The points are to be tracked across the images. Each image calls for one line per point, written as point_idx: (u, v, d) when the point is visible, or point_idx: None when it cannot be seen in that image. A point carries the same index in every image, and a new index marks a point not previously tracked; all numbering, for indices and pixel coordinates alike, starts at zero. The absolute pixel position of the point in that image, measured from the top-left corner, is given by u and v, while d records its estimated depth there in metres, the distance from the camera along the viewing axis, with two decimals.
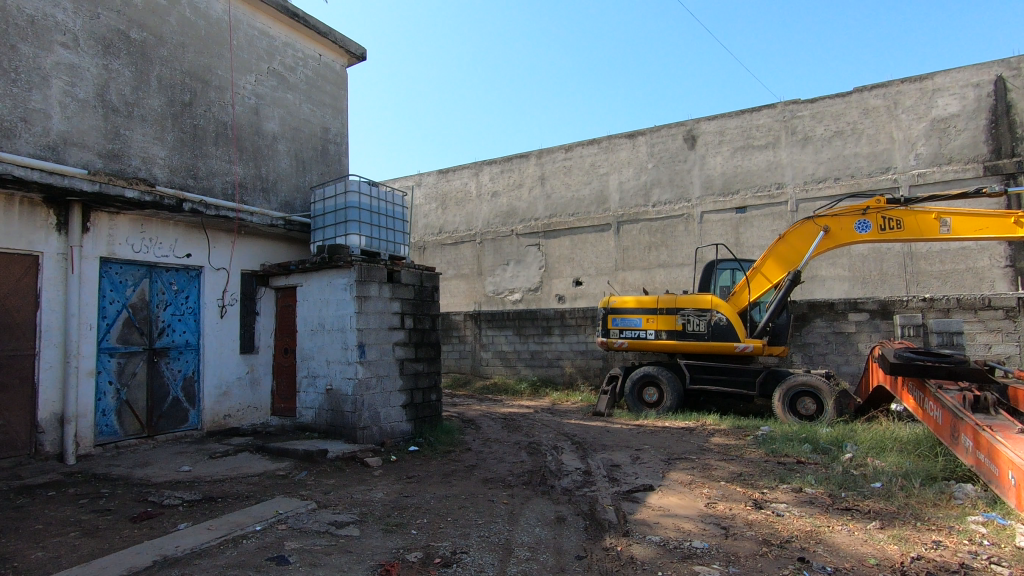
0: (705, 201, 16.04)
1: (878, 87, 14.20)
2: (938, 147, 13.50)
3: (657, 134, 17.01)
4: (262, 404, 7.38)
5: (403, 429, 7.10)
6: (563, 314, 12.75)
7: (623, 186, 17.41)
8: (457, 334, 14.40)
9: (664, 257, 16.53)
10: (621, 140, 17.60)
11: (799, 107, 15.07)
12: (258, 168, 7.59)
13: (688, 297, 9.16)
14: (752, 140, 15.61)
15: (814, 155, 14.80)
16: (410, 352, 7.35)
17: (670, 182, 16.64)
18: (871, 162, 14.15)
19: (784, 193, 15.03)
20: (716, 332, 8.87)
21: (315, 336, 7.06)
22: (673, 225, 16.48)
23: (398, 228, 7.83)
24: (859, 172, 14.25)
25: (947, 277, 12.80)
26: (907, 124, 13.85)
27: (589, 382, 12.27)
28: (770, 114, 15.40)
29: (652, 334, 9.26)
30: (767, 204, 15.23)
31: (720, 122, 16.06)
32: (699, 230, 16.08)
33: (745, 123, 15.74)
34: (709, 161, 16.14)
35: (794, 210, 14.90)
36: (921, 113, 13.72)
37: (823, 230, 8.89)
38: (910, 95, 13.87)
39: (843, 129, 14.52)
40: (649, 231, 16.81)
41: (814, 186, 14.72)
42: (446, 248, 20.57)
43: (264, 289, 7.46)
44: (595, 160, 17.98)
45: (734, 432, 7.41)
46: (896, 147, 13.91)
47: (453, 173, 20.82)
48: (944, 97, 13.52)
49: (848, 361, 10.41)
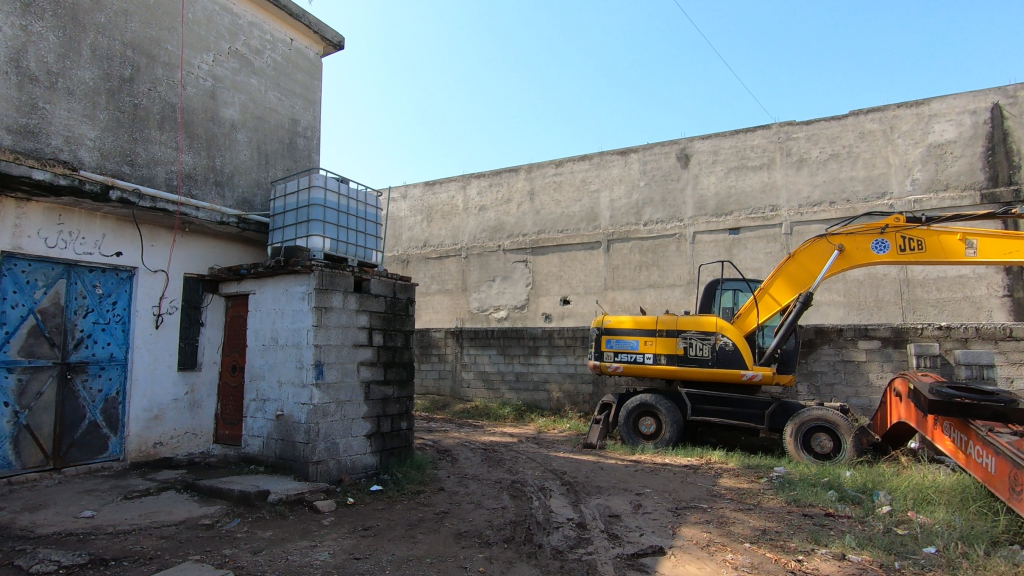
0: (698, 221, 15.40)
1: (874, 111, 13.74)
2: (935, 173, 13.02)
3: (650, 152, 16.37)
4: (203, 430, 6.35)
5: (366, 463, 6.11)
6: (551, 334, 11.88)
7: (615, 204, 16.70)
8: (437, 353, 13.40)
9: (655, 277, 15.80)
10: (613, 156, 16.93)
11: (794, 128, 14.53)
12: (211, 158, 6.68)
13: (690, 318, 8.33)
14: (747, 161, 15.01)
15: (809, 178, 14.25)
16: (378, 373, 6.39)
17: (662, 201, 15.98)
18: (867, 186, 13.63)
19: (779, 215, 14.44)
20: (721, 358, 8.03)
21: (266, 353, 6.08)
22: (665, 244, 15.79)
23: (371, 232, 6.90)
24: (855, 197, 13.71)
25: (946, 306, 12.18)
26: (904, 149, 13.37)
27: (577, 408, 11.35)
28: (765, 134, 14.83)
29: (650, 358, 8.39)
30: (762, 225, 14.61)
31: (715, 141, 15.48)
32: (691, 251, 15.41)
33: (739, 143, 15.15)
34: (703, 181, 15.52)
35: (789, 233, 14.29)
36: (918, 138, 13.25)
37: (838, 249, 8.17)
38: (907, 120, 13.40)
39: (838, 152, 13.99)
40: (640, 250, 16.10)
41: (809, 209, 14.15)
42: (430, 262, 19.63)
43: (212, 296, 6.50)
44: (586, 176, 17.27)
45: (744, 474, 6.52)
46: (893, 172, 13.42)
47: (439, 186, 19.97)
48: (941, 123, 13.08)
49: (858, 393, 9.63)
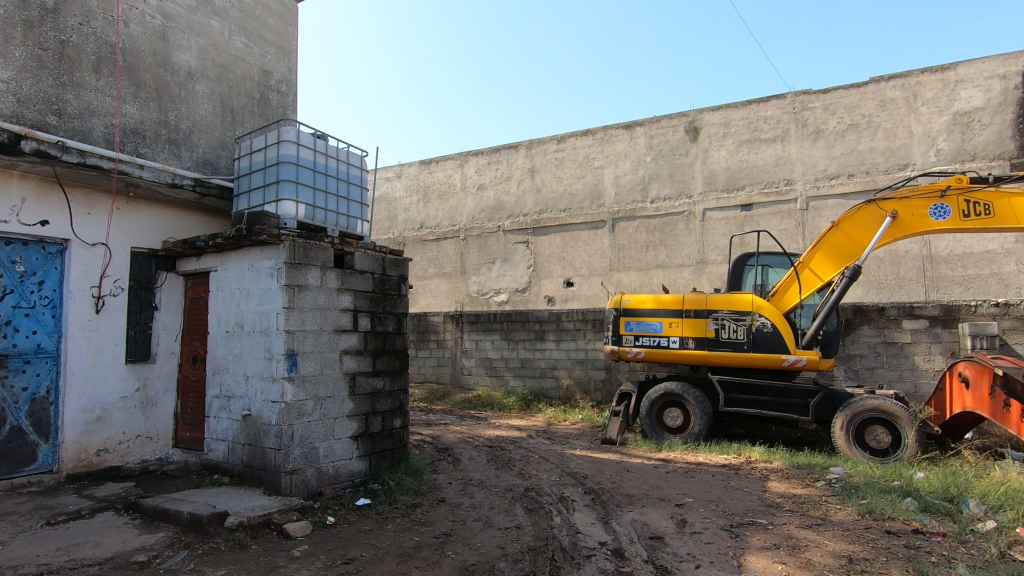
0: (708, 197, 14.36)
1: (896, 77, 12.63)
2: (961, 142, 11.99)
3: (657, 125, 15.23)
4: (161, 433, 5.38)
5: (353, 469, 5.17)
6: (559, 317, 10.91)
7: (620, 181, 15.61)
8: (435, 339, 12.42)
9: (663, 257, 14.80)
10: (618, 131, 15.77)
11: (810, 97, 13.41)
12: (162, 111, 5.63)
13: (721, 297, 7.33)
14: (759, 133, 13.91)
15: (827, 150, 13.18)
16: (364, 363, 5.41)
17: (670, 177, 14.91)
18: (888, 158, 12.58)
19: (794, 189, 13.41)
20: (758, 342, 7.04)
21: (231, 341, 5.09)
22: (673, 222, 14.77)
23: (355, 198, 5.87)
24: (875, 169, 12.67)
25: (972, 284, 11.17)
26: (928, 118, 12.30)
27: (589, 397, 10.41)
28: (779, 104, 13.70)
29: (676, 342, 7.43)
30: (775, 201, 13.60)
31: (726, 112, 14.35)
32: (701, 229, 14.40)
33: (752, 114, 14.02)
34: (713, 155, 14.42)
35: (804, 208, 13.29)
36: (942, 106, 12.18)
37: (891, 216, 7.17)
38: (931, 86, 12.31)
39: (857, 122, 12.91)
40: (648, 229, 15.07)
41: (826, 182, 13.12)
42: (427, 245, 18.55)
43: (167, 275, 5.49)
44: (589, 152, 16.15)
45: (796, 475, 5.59)
46: (916, 143, 12.37)
47: (435, 164, 18.81)
48: (968, 89, 11.99)
49: (901, 378, 8.70)
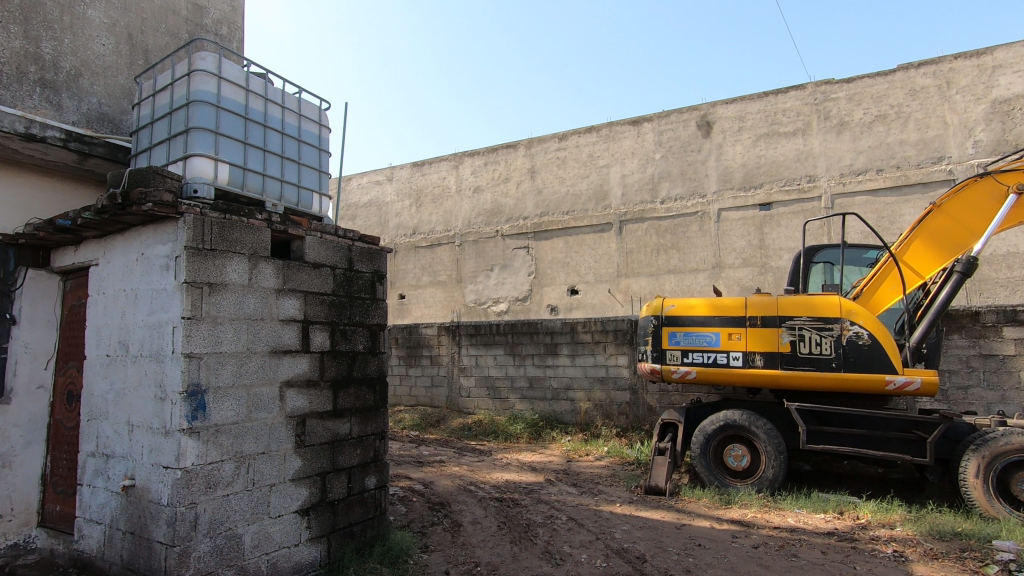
0: (724, 195, 12.75)
1: (928, 64, 11.13)
2: (1001, 133, 10.48)
3: (666, 120, 13.61)
4: (17, 508, 3.62)
5: (300, 560, 3.45)
6: (574, 328, 9.23)
7: (627, 180, 13.96)
8: (427, 355, 10.67)
9: (676, 262, 13.16)
10: (624, 126, 14.12)
11: (833, 87, 11.85)
12: (31, 40, 3.97)
13: (798, 300, 5.64)
14: (778, 126, 12.32)
15: (852, 143, 11.62)
16: (319, 400, 3.68)
17: (681, 175, 13.28)
18: (920, 151, 11.05)
19: (818, 186, 11.82)
20: (851, 358, 5.34)
21: (111, 370, 3.34)
22: (685, 224, 13.14)
23: (310, 162, 4.15)
24: (906, 163, 11.12)
25: (1019, 286, 9.43)
26: (964, 107, 10.80)
27: (612, 424, 8.69)
28: (799, 95, 12.14)
29: (737, 359, 5.75)
30: (798, 199, 12.00)
31: (741, 104, 12.75)
32: (717, 231, 12.78)
33: (769, 106, 12.44)
34: (728, 151, 12.81)
35: (829, 207, 11.68)
36: (979, 94, 10.69)
37: (1015, 192, 5.55)
38: (965, 73, 10.81)
39: (885, 112, 11.37)
40: (658, 231, 13.42)
41: (852, 178, 11.56)
42: (421, 252, 16.80)
43: (31, 274, 3.76)
44: (593, 150, 14.49)
45: (948, 556, 3.83)
46: (951, 134, 10.86)
47: (429, 166, 17.11)
48: (1007, 75, 10.50)
49: (1004, 400, 7.03)
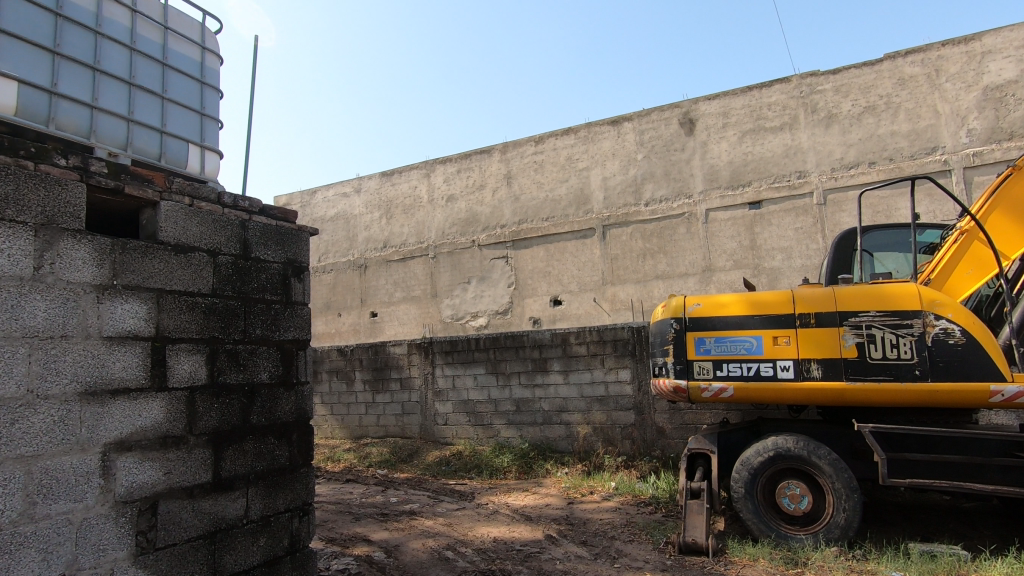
0: (711, 195, 11.59)
1: (914, 51, 10.19)
2: (995, 121, 9.59)
3: (647, 118, 12.40)
4: None
5: None
6: (565, 339, 7.89)
7: (608, 183, 12.72)
8: (396, 378, 9.18)
9: (664, 266, 11.96)
10: (603, 127, 12.89)
11: (819, 79, 10.83)
12: None
13: (863, 290, 4.39)
14: (763, 121, 11.23)
15: (842, 137, 10.60)
16: (186, 467, 2.24)
17: (665, 175, 12.09)
18: (913, 142, 10.07)
19: (809, 182, 10.78)
20: (940, 363, 4.10)
21: None
22: (672, 227, 11.96)
23: (183, 98, 2.73)
24: (898, 155, 10.15)
25: None
26: (954, 95, 9.88)
27: (615, 451, 7.32)
28: (784, 88, 11.08)
29: (788, 369, 4.45)
30: (789, 196, 10.93)
31: (724, 99, 11.63)
32: (705, 233, 11.62)
33: (753, 101, 11.35)
34: (713, 149, 11.66)
35: (822, 203, 10.66)
36: (970, 81, 9.79)
37: None
38: (954, 60, 9.90)
39: (874, 103, 10.38)
40: (643, 236, 12.21)
41: (844, 173, 10.54)
42: (393, 266, 15.29)
43: None
44: (572, 153, 13.23)
45: None
46: (942, 123, 9.92)
47: (398, 175, 15.63)
48: (997, 61, 9.64)
49: None
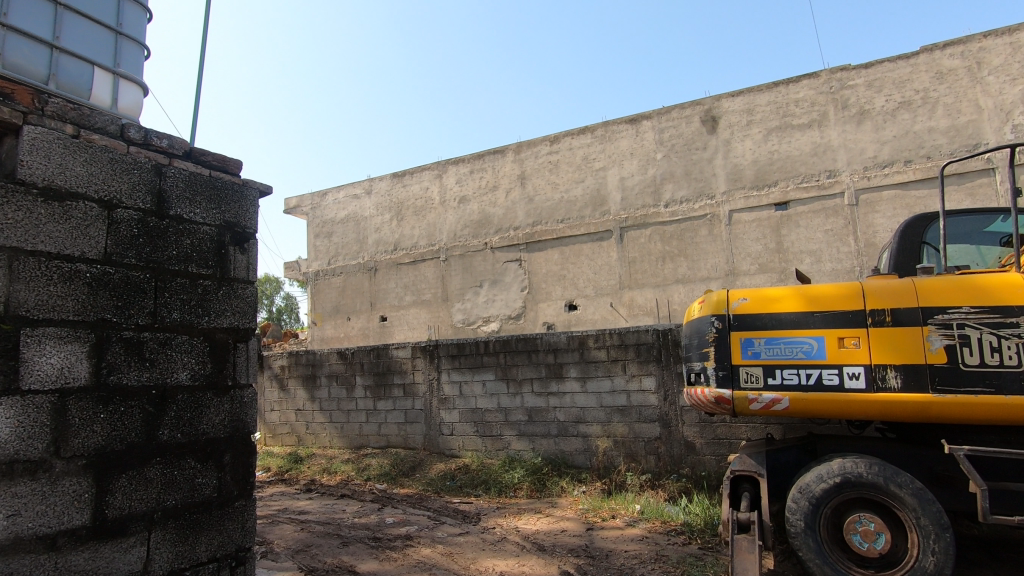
0: (734, 196, 10.78)
1: (954, 43, 9.31)
2: None
3: (666, 116, 11.61)
4: None
5: None
6: (582, 342, 7.14)
7: (626, 183, 11.93)
8: (400, 385, 8.48)
9: (684, 270, 11.16)
10: (620, 125, 12.10)
11: (849, 73, 9.99)
12: None
13: (949, 281, 3.61)
14: (790, 118, 10.39)
15: (875, 134, 9.75)
16: (51, 500, 1.81)
17: (686, 175, 11.29)
18: (953, 139, 9.19)
19: (840, 181, 9.93)
20: None
21: None
22: (692, 229, 11.16)
23: (92, 10, 2.26)
24: (937, 153, 9.27)
25: None
26: (999, 89, 8.99)
27: (639, 468, 6.54)
28: (813, 83, 10.25)
29: (859, 376, 3.66)
30: (817, 197, 10.10)
31: (748, 95, 10.81)
32: (728, 235, 10.81)
33: (779, 97, 10.51)
34: (736, 147, 10.85)
35: (854, 204, 9.81)
36: (1016, 74, 8.90)
37: None
38: (998, 52, 9.02)
39: (910, 99, 9.52)
40: (663, 238, 11.42)
41: (876, 172, 9.69)
42: (403, 269, 14.65)
43: None
44: (588, 152, 12.47)
45: None
46: (985, 119, 9.04)
47: (410, 176, 14.99)
48: None
49: None
